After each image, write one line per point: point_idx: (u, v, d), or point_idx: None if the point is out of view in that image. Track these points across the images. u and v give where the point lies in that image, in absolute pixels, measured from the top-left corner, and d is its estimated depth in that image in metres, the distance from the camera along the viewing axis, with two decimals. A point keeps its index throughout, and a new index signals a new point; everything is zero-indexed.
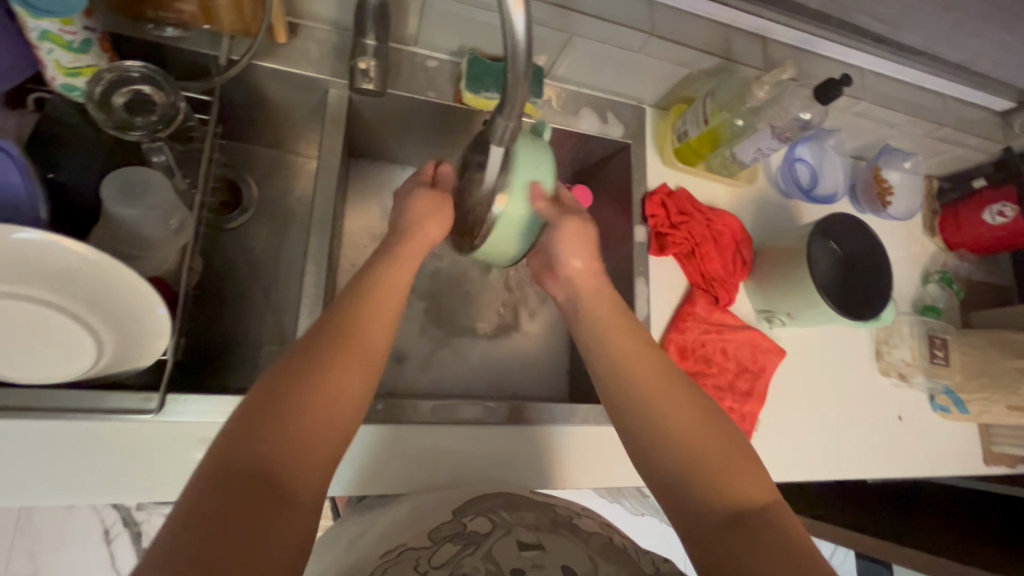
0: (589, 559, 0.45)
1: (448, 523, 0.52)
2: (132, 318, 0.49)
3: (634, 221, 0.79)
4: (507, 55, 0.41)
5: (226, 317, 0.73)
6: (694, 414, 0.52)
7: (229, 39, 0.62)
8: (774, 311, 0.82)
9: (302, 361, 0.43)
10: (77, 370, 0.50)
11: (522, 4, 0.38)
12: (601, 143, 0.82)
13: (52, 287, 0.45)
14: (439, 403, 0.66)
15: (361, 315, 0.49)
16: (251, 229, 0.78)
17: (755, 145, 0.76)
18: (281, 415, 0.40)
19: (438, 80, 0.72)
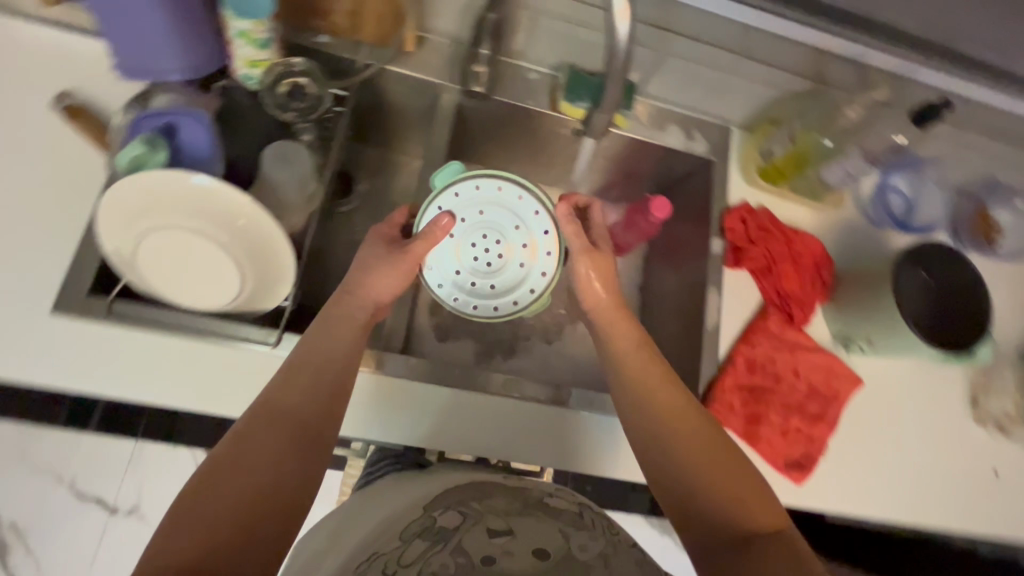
0: (560, 535, 0.51)
1: (418, 520, 0.53)
2: (269, 262, 0.60)
3: (712, 234, 0.81)
4: (609, 52, 0.48)
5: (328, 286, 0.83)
6: (708, 444, 0.55)
7: (368, 47, 0.74)
8: (853, 336, 0.80)
9: (237, 454, 0.49)
10: (215, 301, 0.60)
11: (627, 12, 0.44)
12: (685, 158, 0.85)
13: (215, 229, 0.57)
14: (508, 378, 0.71)
15: (284, 394, 0.54)
16: (357, 214, 0.89)
17: (843, 168, 0.78)
18: (214, 507, 0.46)
19: (535, 91, 0.79)
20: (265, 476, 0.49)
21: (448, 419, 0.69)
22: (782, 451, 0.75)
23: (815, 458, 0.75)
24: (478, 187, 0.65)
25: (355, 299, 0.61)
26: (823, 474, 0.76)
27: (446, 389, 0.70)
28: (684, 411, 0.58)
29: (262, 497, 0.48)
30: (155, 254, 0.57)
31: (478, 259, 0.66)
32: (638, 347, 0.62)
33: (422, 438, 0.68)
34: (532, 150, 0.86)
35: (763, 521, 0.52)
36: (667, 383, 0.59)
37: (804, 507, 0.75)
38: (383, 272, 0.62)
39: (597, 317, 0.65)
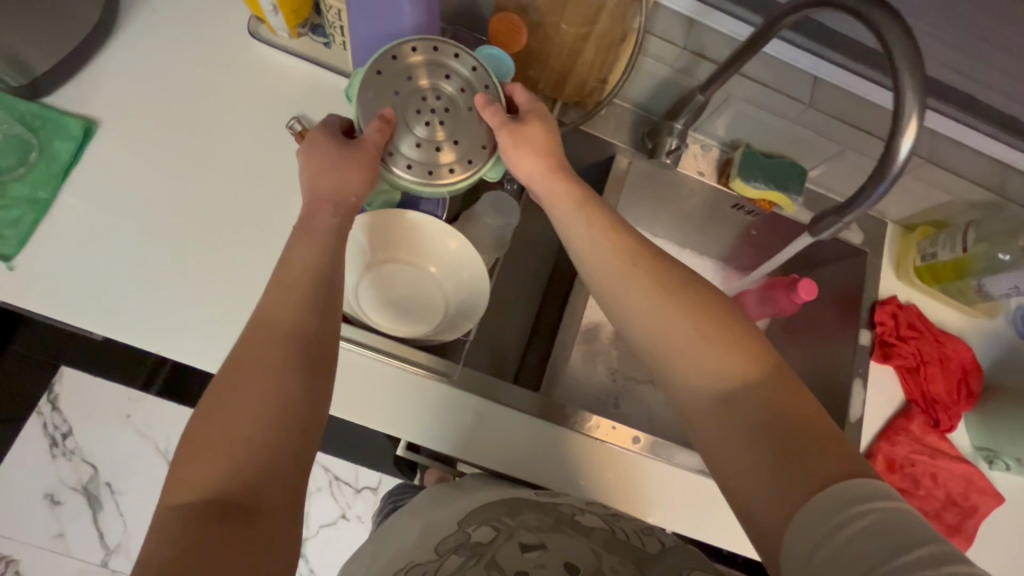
0: (592, 553, 0.50)
1: (455, 534, 0.56)
2: (463, 286, 0.68)
3: (860, 324, 0.82)
4: (878, 164, 0.52)
5: None
6: (725, 349, 0.49)
7: (562, 105, 0.79)
8: (999, 452, 0.79)
9: (222, 381, 0.46)
10: (428, 330, 0.68)
11: (914, 133, 0.49)
12: (837, 245, 0.86)
13: (423, 259, 0.68)
14: (654, 439, 0.72)
15: (267, 315, 0.49)
16: None
17: (1009, 282, 0.76)
18: (203, 433, 0.43)
19: (706, 161, 0.84)
20: (261, 386, 0.45)
21: (592, 470, 0.71)
22: None
23: None
24: (414, 50, 0.57)
25: (332, 178, 0.56)
26: None
27: (594, 441, 0.72)
28: (662, 313, 0.52)
29: (265, 408, 0.44)
30: (387, 292, 0.68)
31: (426, 126, 0.57)
32: (620, 250, 0.56)
33: (567, 485, 0.70)
34: (683, 214, 0.89)
35: (793, 410, 0.45)
36: (660, 301, 0.53)
37: None
38: (349, 171, 0.56)
39: (535, 188, 0.63)
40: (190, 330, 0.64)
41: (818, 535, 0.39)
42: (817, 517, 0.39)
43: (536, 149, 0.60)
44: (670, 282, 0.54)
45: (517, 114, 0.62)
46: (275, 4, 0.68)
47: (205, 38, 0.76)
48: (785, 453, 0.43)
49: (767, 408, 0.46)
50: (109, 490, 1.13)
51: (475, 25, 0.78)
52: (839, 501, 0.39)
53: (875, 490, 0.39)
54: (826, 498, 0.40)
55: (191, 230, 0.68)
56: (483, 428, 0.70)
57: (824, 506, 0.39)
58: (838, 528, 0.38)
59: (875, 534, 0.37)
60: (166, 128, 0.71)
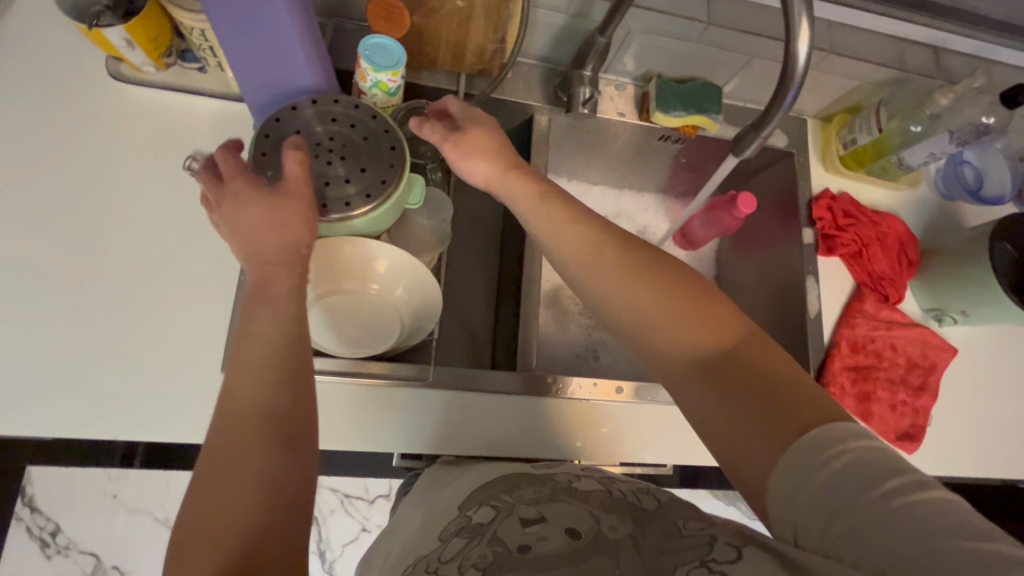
0: (591, 514, 0.48)
1: (457, 518, 0.54)
2: (415, 296, 0.66)
3: (802, 224, 0.85)
4: (781, 73, 0.52)
5: None
6: (699, 318, 0.49)
7: (466, 76, 0.76)
8: (945, 309, 0.84)
9: (205, 464, 0.44)
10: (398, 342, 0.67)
11: (808, 35, 0.49)
12: (765, 153, 0.88)
13: (364, 281, 0.65)
14: (637, 385, 0.74)
15: (240, 385, 0.47)
16: None
17: (927, 149, 0.78)
18: (193, 524, 0.41)
19: (623, 101, 0.83)
20: (247, 463, 0.43)
21: (585, 429, 0.73)
22: (893, 424, 0.79)
23: (923, 426, 0.80)
24: (295, 108, 0.58)
25: (270, 228, 0.53)
26: (929, 439, 0.81)
27: (579, 401, 0.73)
28: (633, 294, 0.52)
29: (255, 488, 0.43)
30: (344, 322, 0.65)
31: (335, 165, 0.57)
32: (587, 236, 0.56)
33: (565, 448, 0.72)
34: (610, 155, 0.89)
35: (769, 367, 0.45)
36: (632, 283, 0.52)
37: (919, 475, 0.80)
38: (290, 224, 0.53)
39: (495, 190, 0.63)
40: (148, 409, 0.60)
41: (800, 480, 0.39)
42: (796, 463, 0.39)
43: (490, 156, 0.63)
44: (640, 262, 0.54)
45: (460, 125, 0.65)
46: (129, 39, 0.62)
47: (64, 93, 0.69)
48: (764, 408, 0.43)
49: (741, 363, 0.46)
50: (120, 572, 1.11)
51: (355, 13, 0.73)
52: (814, 446, 0.39)
53: (847, 431, 0.39)
54: (802, 443, 0.40)
55: (115, 305, 0.63)
56: (473, 419, 0.70)
57: (801, 452, 0.39)
58: (814, 478, 0.38)
59: (849, 470, 0.37)
60: (52, 204, 0.65)
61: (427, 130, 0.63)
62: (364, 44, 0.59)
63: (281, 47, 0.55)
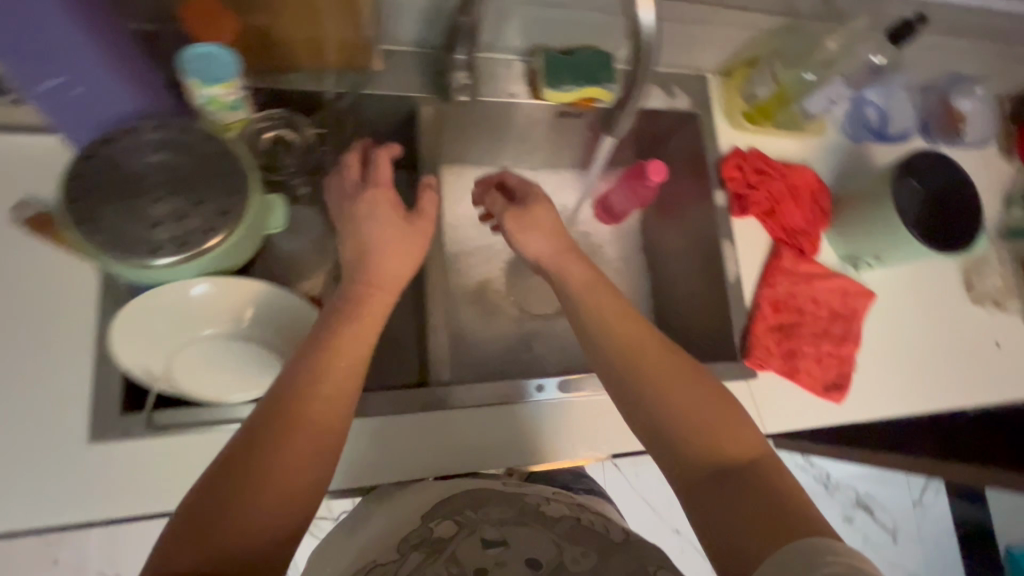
0: (554, 545, 0.51)
1: (416, 528, 0.54)
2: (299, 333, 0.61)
3: (714, 187, 0.82)
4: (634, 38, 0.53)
5: None
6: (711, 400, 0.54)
7: (331, 74, 0.69)
8: (859, 255, 0.84)
9: (241, 459, 0.45)
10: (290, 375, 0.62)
11: None
12: (669, 116, 0.85)
13: (235, 322, 0.60)
14: (579, 377, 0.74)
15: (303, 397, 0.48)
16: None
17: (824, 97, 0.80)
18: (209, 520, 0.42)
19: (513, 80, 0.77)
20: (278, 484, 0.45)
21: (545, 428, 0.72)
22: (820, 377, 0.79)
23: (849, 374, 0.81)
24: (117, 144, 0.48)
25: (392, 245, 0.59)
26: (856, 384, 0.82)
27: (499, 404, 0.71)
28: (659, 362, 0.56)
29: (274, 512, 0.44)
30: (219, 363, 0.60)
31: (161, 206, 0.49)
32: (628, 320, 0.59)
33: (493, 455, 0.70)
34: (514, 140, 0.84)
35: (767, 465, 0.50)
36: (665, 355, 0.57)
37: (849, 421, 0.80)
38: (414, 241, 0.61)
39: (545, 266, 0.66)
40: (16, 494, 0.55)
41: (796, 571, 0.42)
42: (792, 558, 0.42)
43: (544, 239, 0.66)
44: (671, 348, 0.58)
45: (519, 199, 0.70)
46: None
47: None
48: (757, 498, 0.48)
49: (747, 461, 0.50)
50: None
51: None
52: (810, 556, 0.42)
53: (828, 544, 0.43)
54: (799, 546, 0.43)
55: None
56: (451, 440, 0.70)
57: (800, 554, 0.42)
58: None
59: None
60: None
61: (494, 202, 0.69)
62: (190, 52, 0.52)
63: (90, 77, 0.50)
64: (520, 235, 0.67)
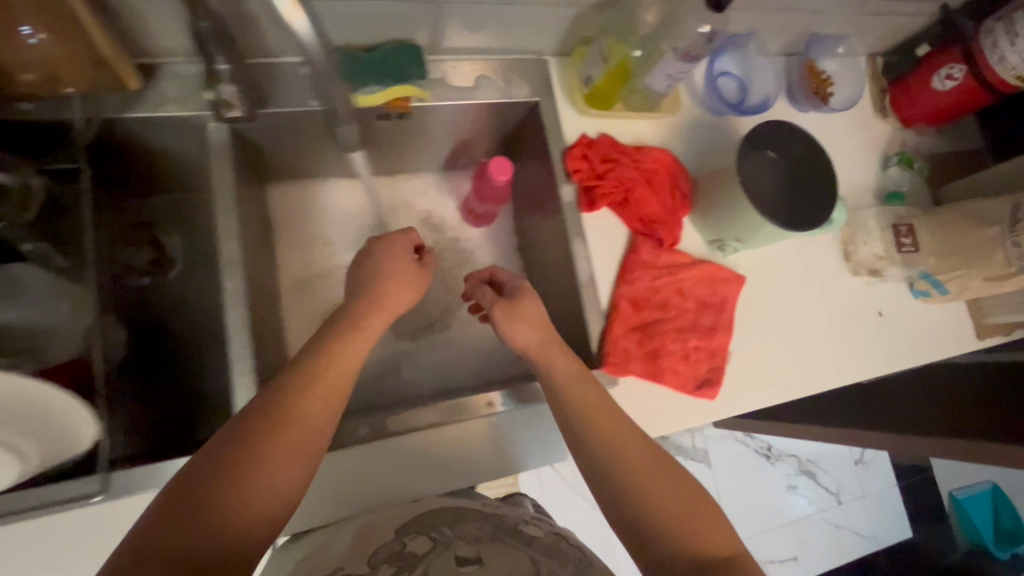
0: (530, 560, 0.47)
1: (388, 543, 0.49)
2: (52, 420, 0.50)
3: (560, 181, 0.76)
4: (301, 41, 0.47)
5: (185, 373, 0.78)
6: (677, 496, 0.55)
7: (82, 99, 0.59)
8: (724, 238, 0.78)
9: (239, 451, 0.46)
10: (43, 464, 0.52)
11: None
12: (509, 107, 0.79)
13: None
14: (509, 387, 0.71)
15: (305, 402, 0.50)
16: (187, 279, 0.81)
17: (664, 73, 0.72)
18: (195, 504, 0.43)
19: (316, 86, 0.69)
20: (274, 475, 0.47)
21: (452, 451, 0.69)
22: (688, 375, 0.74)
23: (721, 367, 0.75)
24: None
25: (382, 309, 0.59)
26: (729, 376, 0.77)
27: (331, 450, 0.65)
28: (628, 453, 0.58)
29: (253, 511, 0.45)
30: None
31: None
32: (618, 417, 0.61)
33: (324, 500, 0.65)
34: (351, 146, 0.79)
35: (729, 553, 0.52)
36: (636, 442, 0.59)
37: (723, 417, 0.76)
38: (408, 288, 0.62)
39: (530, 357, 0.66)
40: None
41: None
42: None
43: (528, 330, 0.66)
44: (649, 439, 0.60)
45: (507, 293, 0.71)
46: None
47: None
48: None
49: (715, 554, 0.52)
50: None
51: None
52: None
53: None
54: None
55: None
56: (416, 467, 0.68)
57: None
58: None
59: None
60: None
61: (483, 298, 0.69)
62: None
63: None
64: (508, 330, 0.67)
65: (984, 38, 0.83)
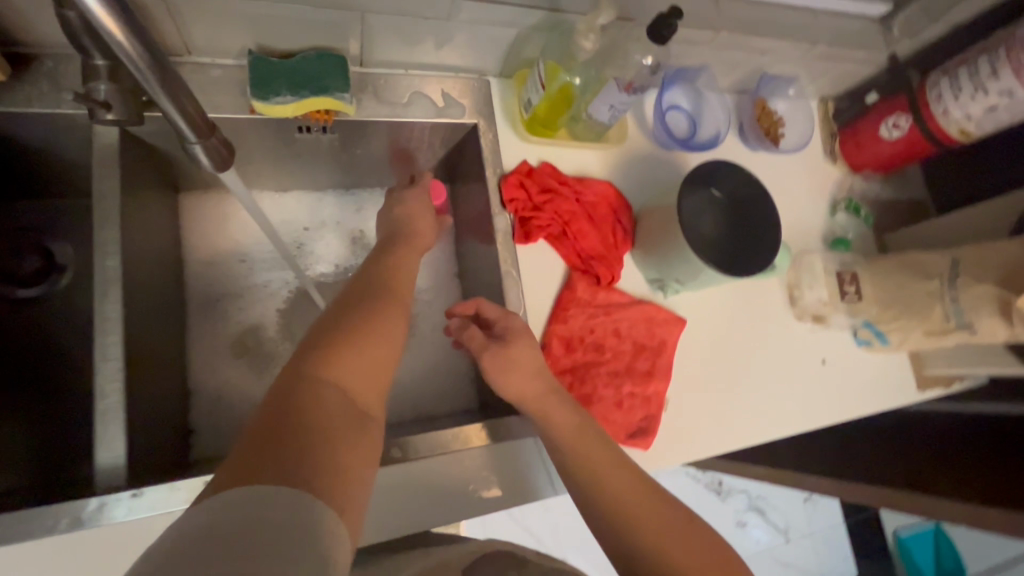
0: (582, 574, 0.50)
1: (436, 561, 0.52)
2: None
3: (494, 211, 0.71)
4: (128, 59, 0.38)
5: (59, 402, 0.68)
6: (661, 523, 0.51)
7: None
8: (665, 278, 0.75)
9: (333, 335, 0.48)
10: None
11: None
12: (446, 128, 0.74)
13: None
14: (486, 423, 0.67)
15: (386, 304, 0.54)
16: (76, 293, 0.72)
17: (606, 103, 0.68)
18: (321, 373, 0.44)
19: (227, 91, 0.63)
20: (378, 363, 0.48)
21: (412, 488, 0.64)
22: (621, 423, 0.69)
23: (656, 416, 0.71)
24: None
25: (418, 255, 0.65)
26: (664, 425, 0.73)
27: None
28: (614, 472, 0.55)
29: (370, 386, 0.47)
30: None
31: None
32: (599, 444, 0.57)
33: None
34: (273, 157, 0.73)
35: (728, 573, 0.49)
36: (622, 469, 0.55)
37: (656, 469, 0.72)
38: (414, 265, 0.63)
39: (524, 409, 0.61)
40: None
41: None
42: None
43: (524, 378, 0.61)
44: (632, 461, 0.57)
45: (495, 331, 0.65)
46: None
47: None
48: None
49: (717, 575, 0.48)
50: None
51: None
52: None
53: None
54: None
55: None
56: (411, 490, 0.63)
57: None
58: None
59: None
60: None
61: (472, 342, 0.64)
62: None
63: None
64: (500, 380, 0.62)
65: (928, 91, 0.83)
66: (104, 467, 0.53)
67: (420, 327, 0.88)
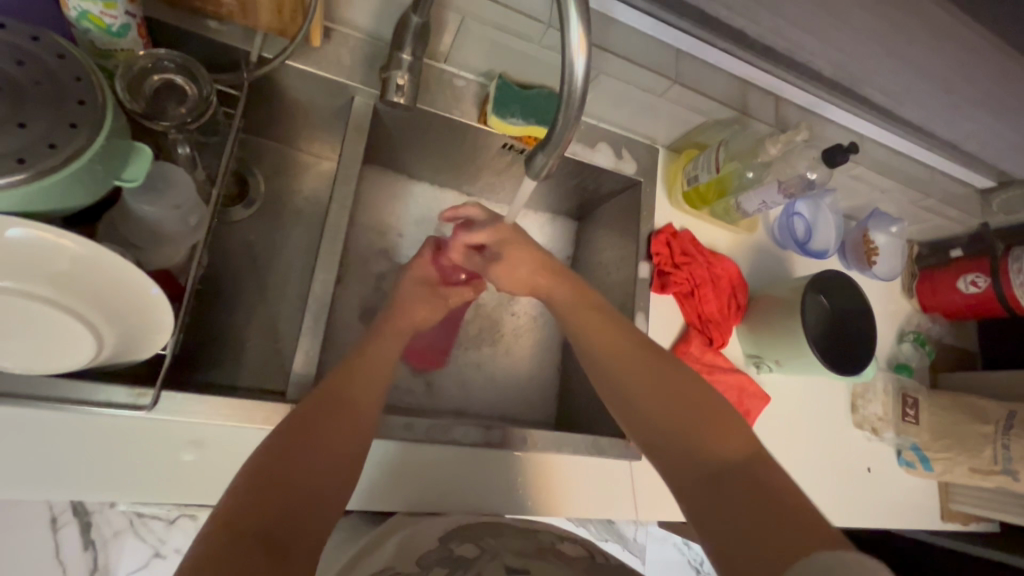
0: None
1: (437, 548, 0.53)
2: (129, 313, 0.47)
3: (639, 259, 0.81)
4: (561, 95, 0.45)
5: (219, 313, 0.76)
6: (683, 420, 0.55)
7: (263, 36, 0.62)
8: (763, 357, 0.85)
9: (303, 418, 0.50)
10: (102, 360, 0.50)
11: (584, 49, 0.42)
12: (614, 177, 0.84)
13: (53, 285, 0.42)
14: (596, 441, 0.74)
15: (362, 377, 0.57)
16: (252, 222, 0.80)
17: (760, 198, 0.80)
18: (292, 458, 0.46)
19: (463, 100, 0.74)
20: (341, 445, 0.50)
21: (517, 477, 0.70)
22: None
23: None
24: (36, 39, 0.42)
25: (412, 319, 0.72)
26: None
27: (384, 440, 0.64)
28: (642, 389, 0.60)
29: (327, 472, 0.47)
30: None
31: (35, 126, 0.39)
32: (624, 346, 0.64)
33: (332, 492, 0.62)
34: (459, 161, 0.83)
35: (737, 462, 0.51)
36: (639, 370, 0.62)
37: None
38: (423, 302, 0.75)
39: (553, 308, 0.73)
40: None
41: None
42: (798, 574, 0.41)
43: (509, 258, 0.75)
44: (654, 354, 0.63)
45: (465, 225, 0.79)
46: None
47: None
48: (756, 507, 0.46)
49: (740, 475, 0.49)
50: None
51: None
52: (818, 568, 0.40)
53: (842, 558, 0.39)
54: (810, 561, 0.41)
55: None
56: (502, 475, 0.69)
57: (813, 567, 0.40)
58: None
59: None
60: None
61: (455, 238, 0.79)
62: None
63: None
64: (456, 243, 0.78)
65: (1011, 261, 0.96)
66: (293, 381, 0.61)
67: (521, 340, 0.94)
